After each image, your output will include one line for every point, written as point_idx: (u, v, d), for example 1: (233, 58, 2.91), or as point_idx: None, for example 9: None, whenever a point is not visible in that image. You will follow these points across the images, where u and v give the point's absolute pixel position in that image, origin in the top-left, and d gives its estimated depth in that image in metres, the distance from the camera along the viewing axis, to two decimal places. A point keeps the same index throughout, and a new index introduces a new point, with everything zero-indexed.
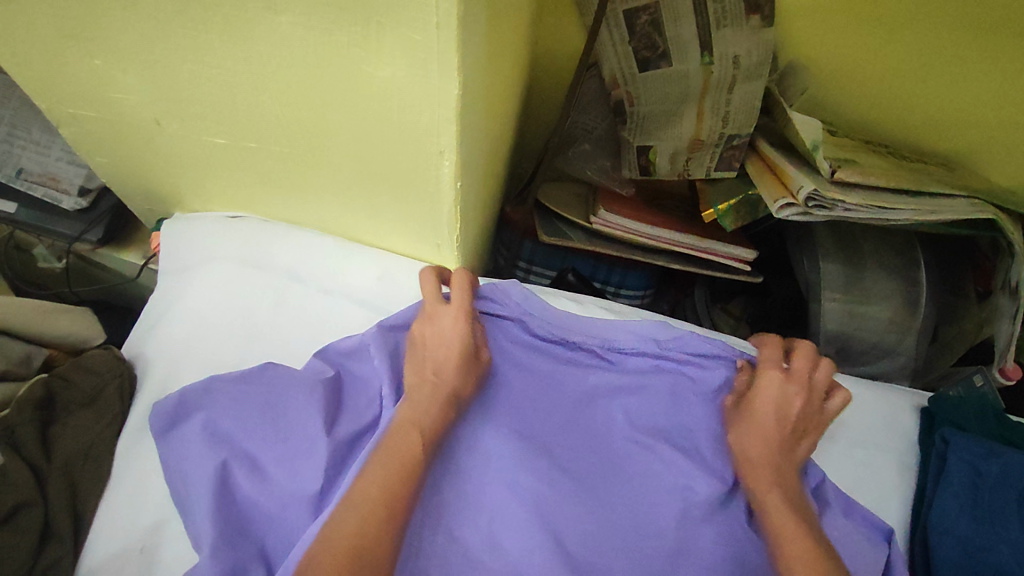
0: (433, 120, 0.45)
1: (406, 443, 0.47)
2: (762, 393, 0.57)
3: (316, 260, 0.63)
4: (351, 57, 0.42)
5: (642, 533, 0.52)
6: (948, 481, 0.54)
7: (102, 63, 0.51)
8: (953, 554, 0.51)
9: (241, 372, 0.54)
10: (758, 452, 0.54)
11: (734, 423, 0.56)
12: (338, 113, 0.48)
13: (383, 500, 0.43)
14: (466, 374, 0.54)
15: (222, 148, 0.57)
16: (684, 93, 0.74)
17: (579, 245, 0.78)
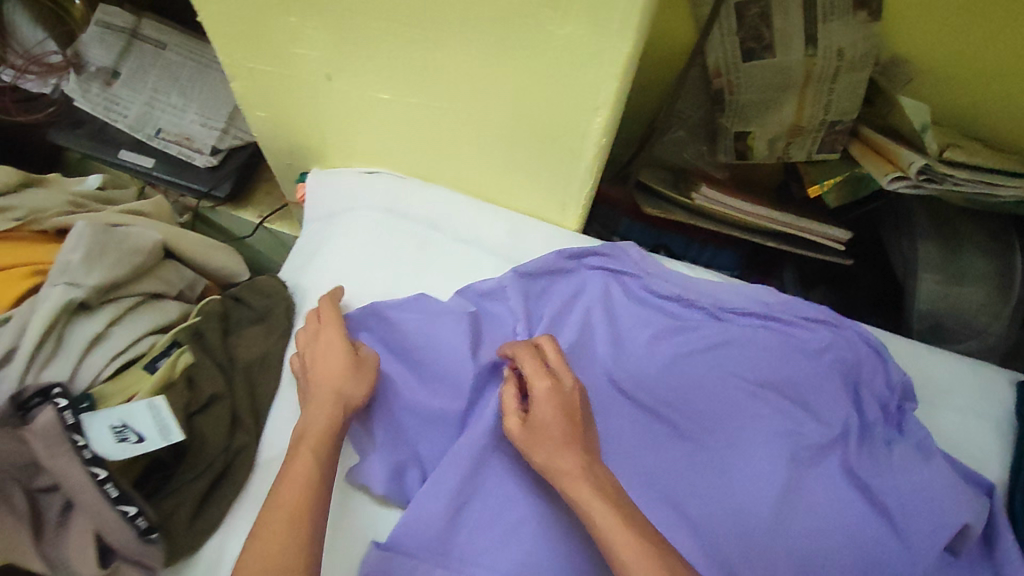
0: (598, 78, 0.51)
1: (302, 463, 0.49)
2: (539, 404, 0.53)
3: (453, 213, 0.70)
4: (538, 18, 0.48)
5: (754, 470, 0.58)
6: None
7: (296, 21, 0.57)
8: None
9: (398, 301, 0.63)
10: (567, 462, 0.49)
11: (532, 445, 0.51)
12: (506, 70, 0.54)
13: (293, 516, 0.46)
14: (356, 375, 0.57)
15: (385, 102, 0.63)
16: (784, 83, 0.78)
17: (678, 220, 0.82)
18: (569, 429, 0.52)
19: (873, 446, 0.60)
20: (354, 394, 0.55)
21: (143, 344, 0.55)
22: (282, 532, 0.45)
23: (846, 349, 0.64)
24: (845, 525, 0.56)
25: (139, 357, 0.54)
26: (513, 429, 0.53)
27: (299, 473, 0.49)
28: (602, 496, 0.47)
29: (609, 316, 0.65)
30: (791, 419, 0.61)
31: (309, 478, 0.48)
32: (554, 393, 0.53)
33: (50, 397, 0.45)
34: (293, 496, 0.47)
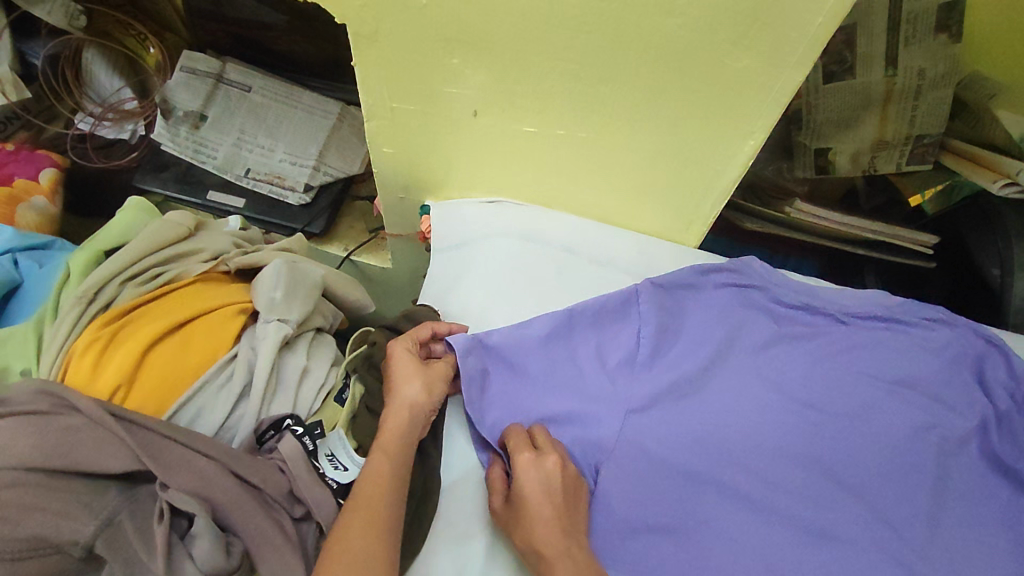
0: (762, 104, 0.58)
1: (375, 467, 0.54)
2: (521, 482, 0.55)
3: (584, 237, 0.74)
4: (718, 51, 0.54)
5: (905, 466, 0.61)
6: None
7: (458, 61, 0.62)
8: None
9: (543, 334, 0.63)
10: (548, 542, 0.53)
11: (517, 527, 0.54)
12: (667, 101, 0.60)
13: (372, 514, 0.51)
14: (416, 377, 0.58)
15: (527, 134, 0.68)
16: (866, 102, 0.84)
17: (775, 232, 0.86)
18: (546, 505, 0.54)
19: (1007, 426, 0.64)
20: (424, 403, 0.58)
21: (331, 377, 0.63)
22: (365, 535, 0.50)
23: (965, 346, 0.67)
24: (999, 504, 0.61)
25: (331, 389, 0.63)
26: (500, 506, 0.56)
27: (376, 480, 0.53)
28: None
29: (740, 323, 0.67)
30: (930, 413, 0.64)
31: (380, 491, 0.53)
32: (536, 471, 0.55)
33: (283, 428, 0.57)
34: (376, 505, 0.52)
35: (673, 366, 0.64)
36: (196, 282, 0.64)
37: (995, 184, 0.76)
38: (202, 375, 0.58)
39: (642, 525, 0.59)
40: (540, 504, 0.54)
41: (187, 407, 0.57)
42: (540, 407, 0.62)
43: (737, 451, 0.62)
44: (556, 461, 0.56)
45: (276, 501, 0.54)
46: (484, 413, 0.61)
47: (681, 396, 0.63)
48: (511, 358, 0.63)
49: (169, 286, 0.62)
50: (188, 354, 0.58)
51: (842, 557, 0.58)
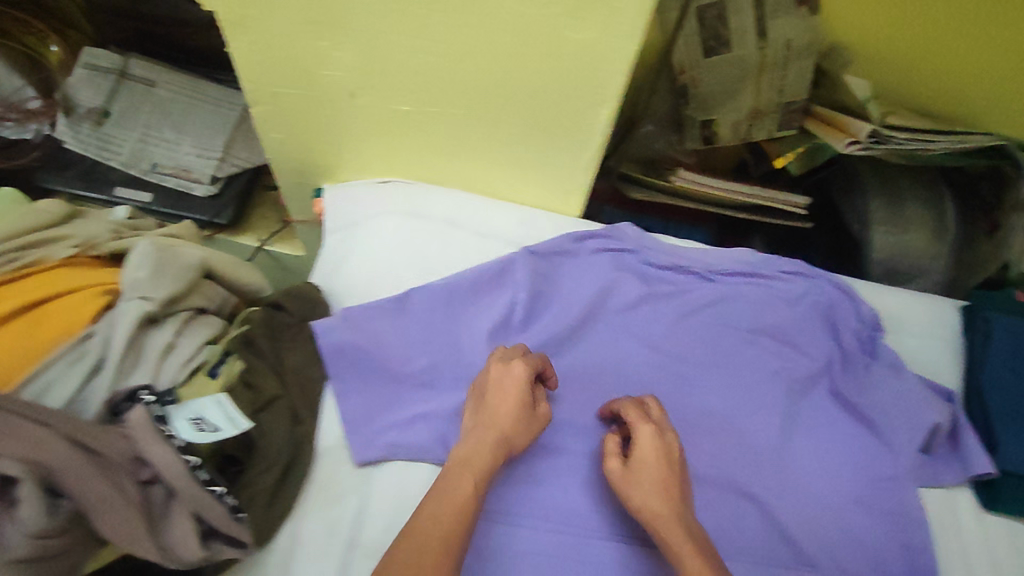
0: (607, 75, 0.60)
1: (462, 484, 0.52)
2: (641, 447, 0.57)
3: (467, 211, 0.76)
4: (557, 24, 0.57)
5: (758, 408, 0.66)
6: (992, 350, 0.69)
7: (327, 44, 0.64)
8: (998, 399, 0.67)
9: (401, 299, 0.67)
10: (669, 535, 0.52)
11: (631, 485, 0.55)
12: (526, 75, 0.63)
13: (464, 500, 0.51)
14: (522, 421, 0.58)
15: (403, 113, 0.71)
16: (742, 73, 0.87)
17: (660, 200, 0.91)
18: (654, 483, 0.55)
19: (852, 364, 0.69)
20: (528, 420, 0.59)
21: (203, 352, 0.61)
22: (445, 515, 0.49)
23: (821, 294, 0.72)
24: (841, 438, 0.66)
25: (201, 364, 0.60)
26: (616, 469, 0.57)
27: (460, 491, 0.51)
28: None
29: (612, 285, 0.72)
30: (783, 358, 0.69)
31: (466, 499, 0.51)
32: (657, 438, 0.57)
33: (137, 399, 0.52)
34: (461, 499, 0.51)
35: (547, 327, 0.68)
36: (61, 266, 0.64)
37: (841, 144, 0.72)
38: (52, 350, 0.58)
39: (511, 476, 0.62)
40: (659, 468, 0.55)
41: (35, 380, 0.56)
42: (415, 373, 0.65)
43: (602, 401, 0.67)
44: (670, 432, 0.59)
45: (118, 465, 0.50)
46: (356, 379, 0.64)
47: (551, 354, 0.68)
48: (380, 325, 0.66)
49: (31, 269, 0.63)
50: (38, 330, 0.59)
51: (700, 498, 0.62)
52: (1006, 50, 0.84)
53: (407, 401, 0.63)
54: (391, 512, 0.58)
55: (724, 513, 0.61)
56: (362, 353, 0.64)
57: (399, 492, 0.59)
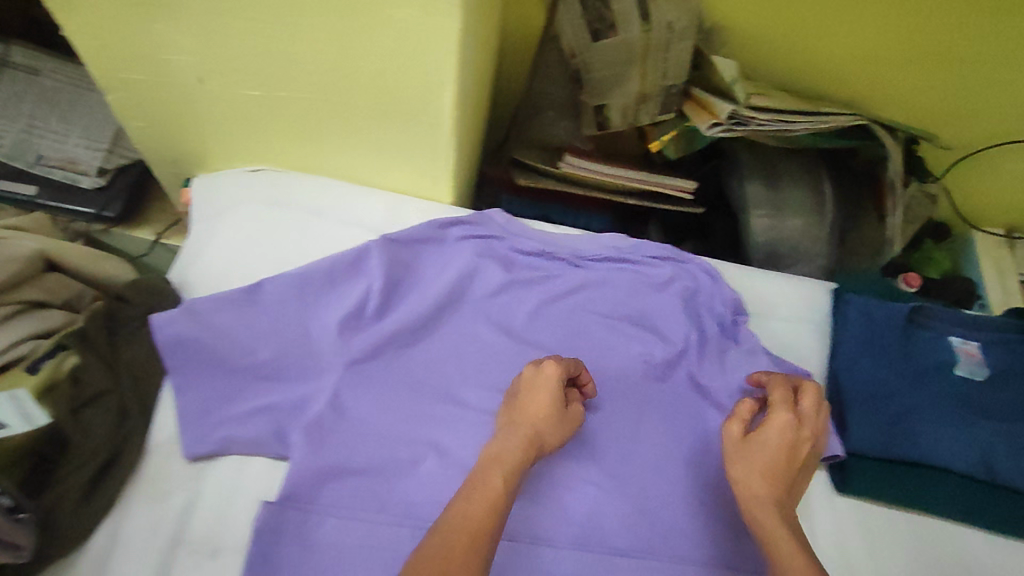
0: (439, 55, 0.58)
1: (491, 482, 0.50)
2: (771, 429, 0.58)
3: (331, 199, 0.74)
4: (379, 3, 0.54)
5: (611, 389, 0.67)
6: (850, 330, 0.69)
7: (161, 26, 0.60)
8: (851, 378, 0.67)
9: (246, 288, 0.65)
10: (759, 514, 0.54)
11: (738, 462, 0.58)
12: (366, 60, 0.60)
13: (494, 498, 0.49)
14: (555, 423, 0.58)
15: (255, 98, 0.68)
16: (629, 57, 0.86)
17: (548, 186, 0.91)
18: (757, 464, 0.57)
19: (710, 347, 0.70)
20: (558, 420, 0.58)
21: (23, 346, 0.59)
22: (470, 507, 0.48)
23: (688, 279, 0.73)
24: (693, 419, 0.66)
25: (20, 357, 0.58)
26: (730, 447, 0.59)
27: (490, 486, 0.50)
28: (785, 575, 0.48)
29: (473, 272, 0.70)
30: (643, 342, 0.69)
31: (494, 499, 0.49)
32: (790, 429, 0.58)
33: None
34: (490, 494, 0.49)
35: (402, 314, 0.67)
36: None
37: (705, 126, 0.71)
38: None
39: (349, 468, 0.60)
40: (778, 454, 0.57)
41: None
42: (259, 366, 0.63)
43: (455, 389, 0.65)
44: (818, 427, 0.59)
45: None
46: (196, 373, 0.62)
47: (406, 344, 0.66)
48: (223, 314, 0.64)
49: None
50: None
51: (544, 487, 0.61)
52: (892, 27, 0.84)
53: (249, 394, 0.62)
54: (220, 504, 0.57)
55: (570, 500, 0.61)
56: (203, 347, 0.62)
57: (231, 486, 0.58)
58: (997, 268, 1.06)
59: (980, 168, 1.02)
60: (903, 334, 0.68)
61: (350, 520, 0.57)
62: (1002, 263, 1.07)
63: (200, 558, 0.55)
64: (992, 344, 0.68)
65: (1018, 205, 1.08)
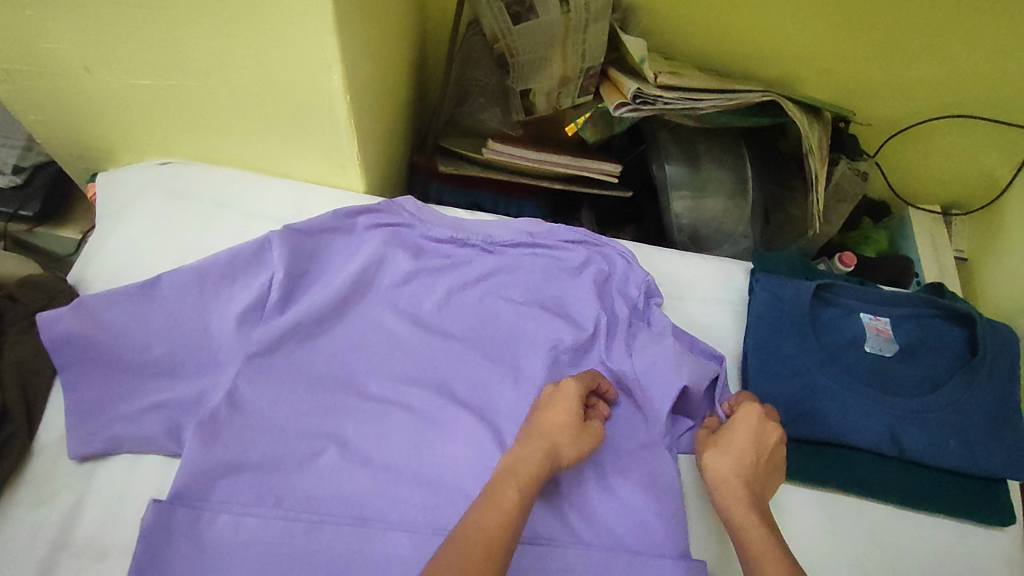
0: (317, 36, 0.56)
1: (507, 493, 0.49)
2: (740, 424, 0.59)
3: (238, 191, 0.73)
4: None
5: (519, 377, 0.66)
6: (761, 309, 0.69)
7: (35, 13, 0.58)
8: (761, 357, 0.66)
9: (139, 284, 0.62)
10: (732, 506, 0.54)
11: (709, 453, 0.58)
12: (255, 41, 0.57)
13: (507, 511, 0.48)
14: (579, 438, 0.57)
15: (147, 88, 0.65)
16: (550, 40, 0.83)
17: (473, 173, 0.91)
18: (728, 455, 0.57)
19: (620, 331, 0.68)
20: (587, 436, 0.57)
21: None
22: (488, 520, 0.47)
23: (602, 262, 0.72)
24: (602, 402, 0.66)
25: None
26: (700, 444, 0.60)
27: (507, 496, 0.49)
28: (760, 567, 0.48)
29: (379, 261, 0.69)
30: (554, 328, 0.68)
31: (511, 513, 0.48)
32: (760, 421, 0.59)
33: None
34: (507, 506, 0.48)
35: (305, 307, 0.65)
36: None
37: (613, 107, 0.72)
38: None
39: (244, 463, 0.58)
40: (749, 447, 0.57)
41: None
42: (153, 361, 0.61)
43: (359, 379, 0.64)
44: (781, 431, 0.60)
45: None
46: (87, 371, 0.60)
47: (308, 336, 0.65)
48: (115, 312, 0.61)
49: None
50: None
51: (445, 476, 0.60)
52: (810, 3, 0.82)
53: (143, 391, 0.60)
54: (109, 502, 0.57)
55: (473, 488, 0.60)
56: (94, 342, 0.60)
57: (123, 483, 0.58)
58: (933, 244, 1.06)
59: (912, 144, 1.02)
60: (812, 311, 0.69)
61: (243, 515, 0.56)
62: (938, 239, 1.07)
63: (85, 560, 0.54)
64: (905, 321, 0.69)
65: (954, 181, 1.08)
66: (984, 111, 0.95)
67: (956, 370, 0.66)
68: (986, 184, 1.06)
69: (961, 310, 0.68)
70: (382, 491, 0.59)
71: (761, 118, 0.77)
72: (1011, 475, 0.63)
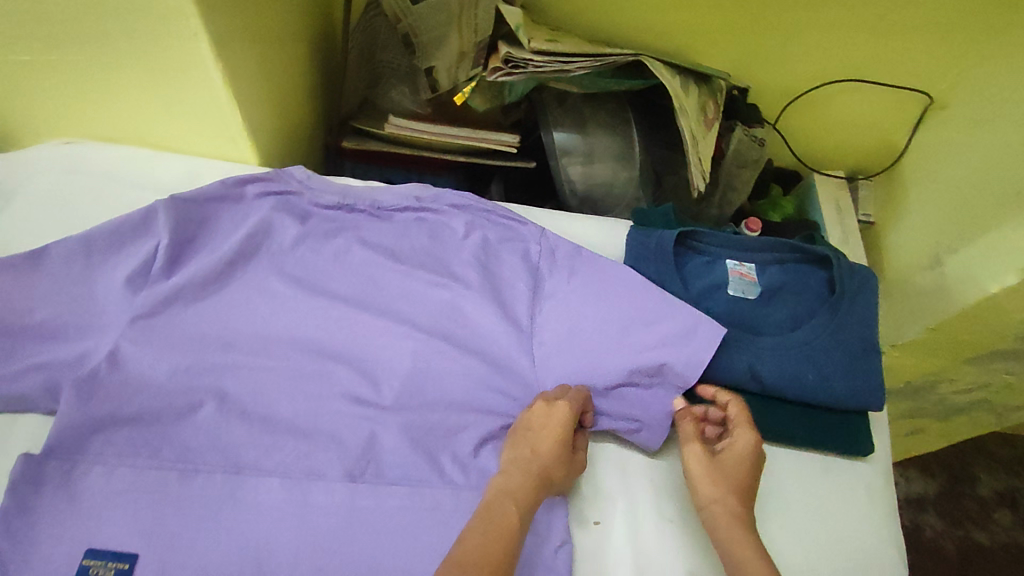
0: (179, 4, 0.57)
1: (507, 518, 0.53)
2: (738, 449, 0.62)
3: (129, 167, 0.75)
4: None
5: (401, 332, 0.69)
6: (634, 259, 0.72)
7: None
8: (633, 303, 0.69)
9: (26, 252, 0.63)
10: (729, 536, 0.57)
11: (710, 481, 0.60)
12: (123, 15, 0.59)
13: (507, 536, 0.52)
14: (562, 464, 0.61)
15: (30, 64, 0.65)
16: (447, 17, 0.85)
17: (381, 150, 0.94)
18: (731, 482, 0.60)
19: (501, 285, 0.72)
20: (564, 462, 0.61)
21: None
22: (489, 544, 0.50)
23: (487, 226, 0.74)
24: (482, 354, 0.69)
25: None
26: (703, 468, 0.61)
27: (506, 523, 0.53)
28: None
29: (264, 228, 0.71)
30: (435, 286, 0.71)
31: (511, 536, 0.52)
32: (752, 447, 0.62)
33: None
34: (508, 531, 0.52)
35: (195, 270, 0.67)
36: None
37: (489, 71, 0.78)
38: None
39: (119, 418, 0.61)
40: (747, 470, 0.61)
41: None
42: (35, 326, 0.62)
43: (243, 340, 0.66)
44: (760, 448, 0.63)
45: None
46: None
47: (192, 300, 0.67)
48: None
49: None
50: None
51: (319, 427, 0.63)
52: None
53: (24, 353, 0.62)
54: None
55: (346, 436, 0.63)
56: None
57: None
58: (837, 209, 1.09)
59: (811, 110, 1.06)
60: (680, 260, 0.73)
61: (118, 466, 0.59)
62: (842, 203, 1.10)
63: None
64: (770, 267, 0.73)
65: (856, 148, 1.12)
66: (873, 74, 0.99)
67: (816, 310, 0.71)
68: (886, 150, 1.11)
69: (818, 253, 0.73)
70: (258, 442, 0.62)
71: (636, 82, 0.84)
72: (865, 405, 0.68)
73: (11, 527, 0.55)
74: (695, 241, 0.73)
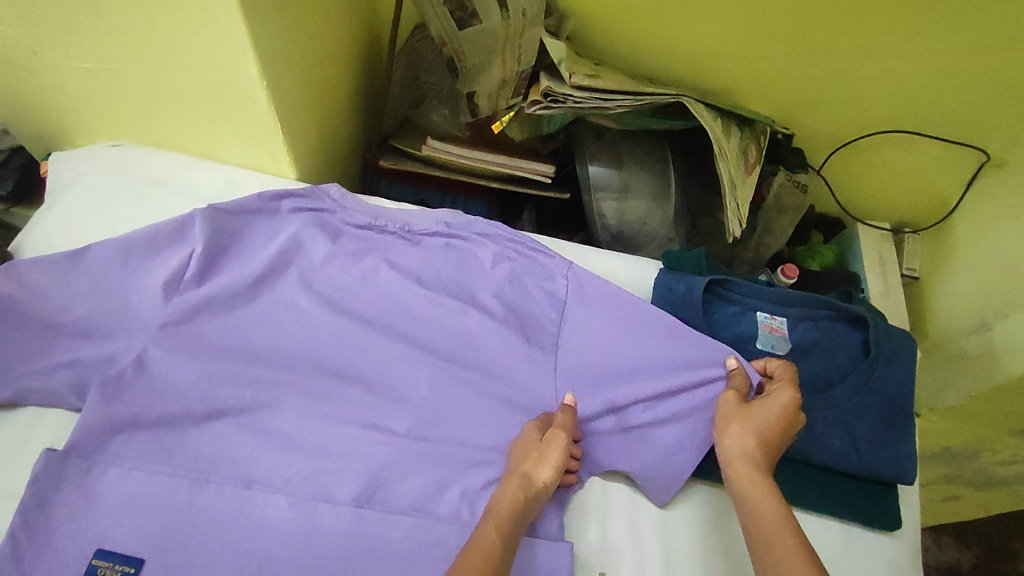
0: (229, 23, 0.59)
1: (484, 533, 0.52)
2: (770, 399, 0.61)
3: (172, 174, 0.77)
4: None
5: (421, 358, 0.69)
6: (662, 302, 0.71)
7: None
8: (657, 347, 0.67)
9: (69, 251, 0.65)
10: (738, 475, 0.56)
11: (734, 424, 0.60)
12: (175, 28, 0.61)
13: (486, 551, 0.49)
14: (546, 462, 0.59)
15: (89, 71, 0.68)
16: (492, 44, 0.84)
17: (418, 170, 0.94)
18: (754, 427, 0.59)
19: (524, 320, 0.71)
20: (547, 458, 0.59)
21: None
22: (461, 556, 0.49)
23: (517, 258, 0.74)
24: (499, 386, 0.68)
25: None
26: (729, 410, 0.62)
27: (484, 540, 0.51)
28: (770, 534, 0.50)
29: (296, 244, 0.72)
30: (459, 314, 0.71)
31: (490, 550, 0.50)
32: (785, 400, 0.60)
33: None
34: (485, 544, 0.50)
35: (225, 279, 0.68)
36: None
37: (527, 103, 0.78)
38: None
39: (140, 421, 0.62)
40: (775, 418, 0.59)
41: None
42: (72, 324, 0.64)
43: (266, 354, 0.67)
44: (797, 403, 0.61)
45: None
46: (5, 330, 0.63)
47: (221, 311, 0.68)
48: (35, 271, 0.64)
49: None
50: None
51: (332, 447, 0.63)
52: (739, 15, 0.85)
53: (58, 349, 0.63)
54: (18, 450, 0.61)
55: (358, 459, 0.63)
56: (14, 304, 0.63)
57: (24, 435, 0.62)
58: (880, 261, 1.04)
59: (858, 158, 1.03)
60: (709, 307, 0.71)
61: (134, 470, 0.60)
62: (886, 254, 1.06)
63: None
64: (803, 322, 0.71)
65: (904, 200, 1.08)
66: (925, 125, 0.95)
67: (849, 371, 0.68)
68: (936, 204, 1.06)
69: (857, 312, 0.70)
70: (269, 457, 0.62)
71: (676, 121, 0.83)
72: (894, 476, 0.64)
73: (27, 520, 0.56)
74: (727, 289, 0.71)
